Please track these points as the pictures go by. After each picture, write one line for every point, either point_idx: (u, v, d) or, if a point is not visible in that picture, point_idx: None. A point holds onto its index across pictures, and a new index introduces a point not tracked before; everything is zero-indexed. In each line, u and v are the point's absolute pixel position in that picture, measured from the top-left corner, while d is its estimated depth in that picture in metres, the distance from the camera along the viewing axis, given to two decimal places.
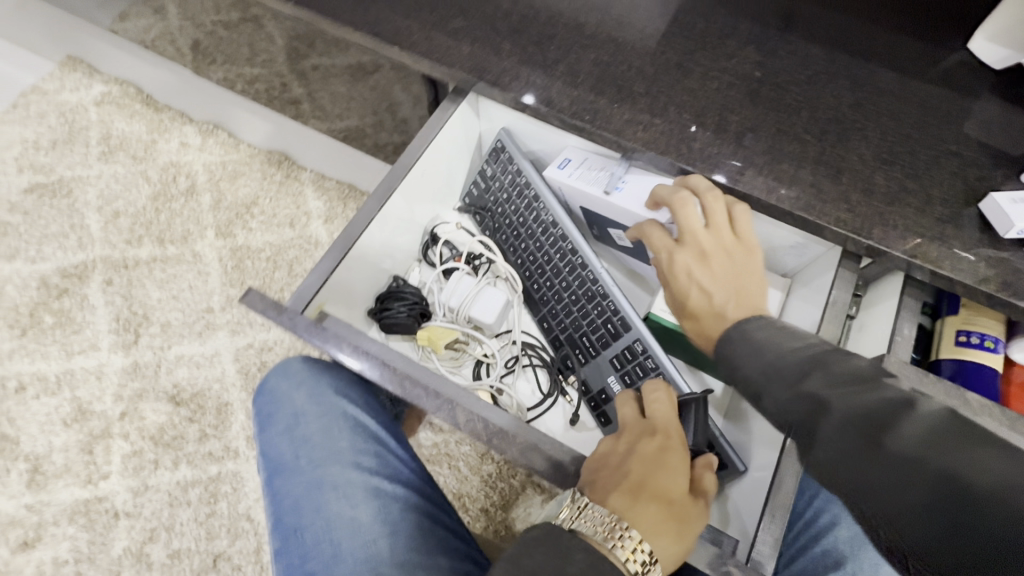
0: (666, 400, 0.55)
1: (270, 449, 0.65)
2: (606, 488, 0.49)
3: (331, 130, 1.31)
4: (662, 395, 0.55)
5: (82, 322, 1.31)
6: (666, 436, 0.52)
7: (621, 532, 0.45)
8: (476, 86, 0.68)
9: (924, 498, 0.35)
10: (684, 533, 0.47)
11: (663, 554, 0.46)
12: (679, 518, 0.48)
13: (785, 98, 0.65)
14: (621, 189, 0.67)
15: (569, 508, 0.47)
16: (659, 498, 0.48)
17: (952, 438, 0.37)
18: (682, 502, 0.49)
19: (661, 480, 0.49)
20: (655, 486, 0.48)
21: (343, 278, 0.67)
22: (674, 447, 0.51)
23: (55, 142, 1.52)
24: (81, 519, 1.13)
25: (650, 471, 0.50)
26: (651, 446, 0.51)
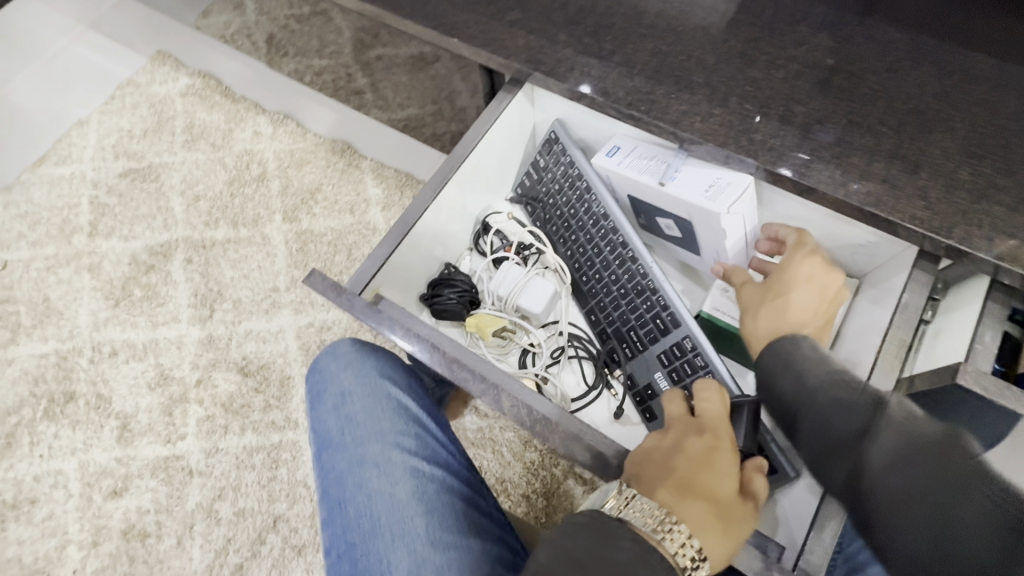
0: (717, 400, 0.55)
1: (318, 425, 0.67)
2: (654, 481, 0.49)
3: (392, 120, 1.35)
4: (713, 395, 0.55)
5: (165, 296, 1.44)
6: (716, 437, 0.52)
7: (671, 526, 0.45)
8: (531, 77, 0.68)
9: (975, 525, 0.44)
10: (730, 533, 0.46)
11: (710, 552, 0.46)
12: (727, 519, 0.47)
13: (860, 87, 0.61)
14: (675, 179, 0.66)
15: (616, 498, 0.47)
16: (707, 496, 0.47)
17: (976, 483, 0.45)
18: (729, 503, 0.48)
19: (709, 478, 0.48)
20: (703, 485, 0.48)
21: (397, 263, 0.70)
22: (723, 448, 0.51)
23: (146, 130, 1.67)
24: (161, 474, 1.25)
25: (698, 469, 0.49)
26: (700, 444, 0.51)
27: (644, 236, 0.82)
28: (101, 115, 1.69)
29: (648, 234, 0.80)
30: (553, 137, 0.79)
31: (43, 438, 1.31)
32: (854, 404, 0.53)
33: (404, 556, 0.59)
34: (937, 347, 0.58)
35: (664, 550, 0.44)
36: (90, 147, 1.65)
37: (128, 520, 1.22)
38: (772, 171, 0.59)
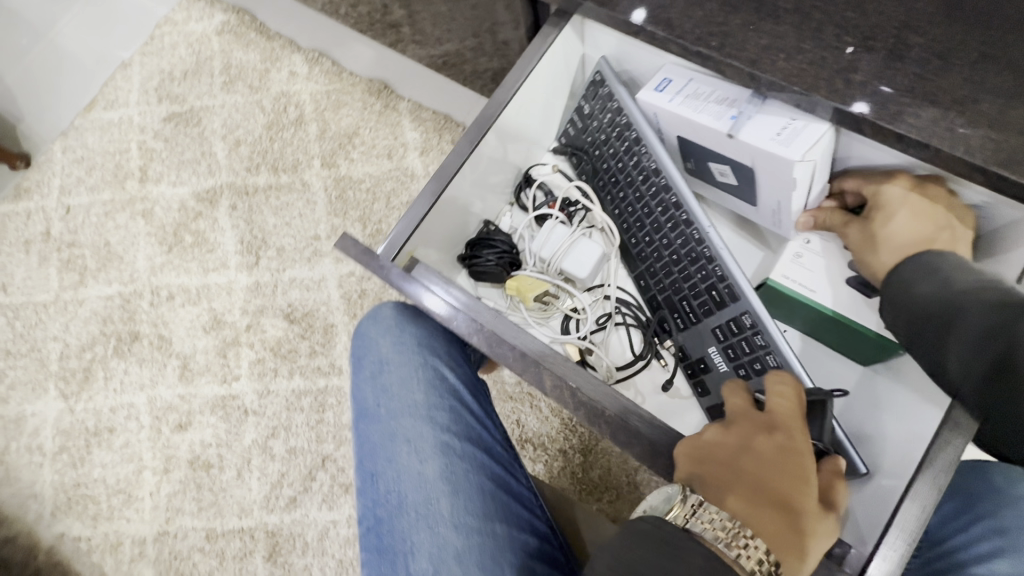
0: (789, 395, 0.49)
1: (355, 393, 0.66)
2: (720, 487, 0.45)
3: (431, 57, 1.25)
4: (784, 389, 0.50)
5: (214, 242, 1.47)
6: (789, 435, 0.47)
7: (745, 540, 0.41)
8: (581, 8, 0.59)
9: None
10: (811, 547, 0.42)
11: (790, 567, 0.42)
12: (806, 530, 0.43)
13: (999, 9, 0.48)
14: (741, 124, 0.56)
15: (680, 506, 0.43)
16: (782, 506, 0.43)
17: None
18: (809, 513, 0.43)
19: (784, 483, 0.44)
20: (776, 491, 0.44)
21: (431, 223, 0.65)
22: (798, 449, 0.46)
23: (186, 72, 1.64)
24: (220, 411, 1.34)
25: (771, 473, 0.45)
26: (771, 444, 0.46)
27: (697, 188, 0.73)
28: (143, 56, 1.67)
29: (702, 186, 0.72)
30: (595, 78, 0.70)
31: (115, 373, 1.41)
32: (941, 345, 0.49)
33: (428, 537, 0.59)
34: None
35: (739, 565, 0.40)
36: (135, 90, 1.65)
37: (193, 451, 1.32)
38: (871, 121, 0.49)
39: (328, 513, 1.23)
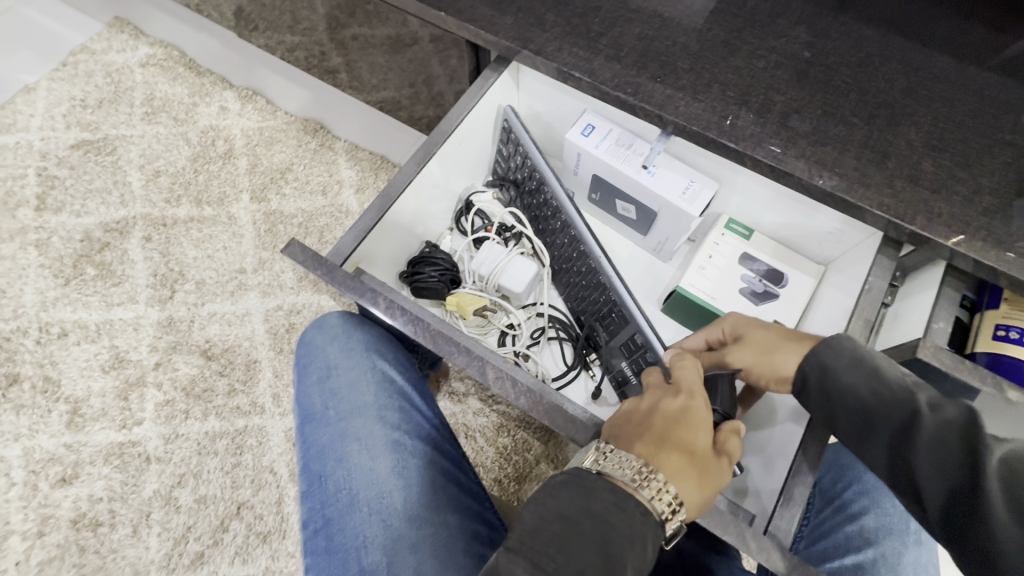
0: (693, 367, 0.56)
1: (302, 399, 0.66)
2: (631, 437, 0.50)
3: (368, 102, 1.31)
4: (693, 363, 0.56)
5: (122, 275, 1.36)
6: (691, 397, 0.53)
7: (649, 475, 0.46)
8: (519, 55, 0.69)
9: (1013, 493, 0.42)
10: (705, 484, 0.48)
11: (686, 498, 0.47)
12: (701, 469, 0.49)
13: (835, 79, 0.64)
14: (653, 172, 0.72)
15: (594, 453, 0.48)
16: (682, 449, 0.49)
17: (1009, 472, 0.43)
18: (704, 456, 0.50)
19: (685, 432, 0.50)
20: (678, 439, 0.50)
21: (379, 235, 0.69)
22: (697, 406, 0.52)
23: (101, 101, 1.57)
24: (115, 461, 1.19)
25: (674, 426, 0.50)
26: (676, 403, 0.52)
27: (603, 216, 0.87)
28: (52, 81, 1.58)
29: (600, 213, 0.86)
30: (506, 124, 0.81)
31: None
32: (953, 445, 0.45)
33: (380, 530, 0.58)
34: (899, 330, 0.62)
35: (646, 501, 0.45)
36: (38, 115, 1.54)
37: (78, 509, 1.16)
38: (750, 156, 0.61)
39: (241, 567, 1.12)
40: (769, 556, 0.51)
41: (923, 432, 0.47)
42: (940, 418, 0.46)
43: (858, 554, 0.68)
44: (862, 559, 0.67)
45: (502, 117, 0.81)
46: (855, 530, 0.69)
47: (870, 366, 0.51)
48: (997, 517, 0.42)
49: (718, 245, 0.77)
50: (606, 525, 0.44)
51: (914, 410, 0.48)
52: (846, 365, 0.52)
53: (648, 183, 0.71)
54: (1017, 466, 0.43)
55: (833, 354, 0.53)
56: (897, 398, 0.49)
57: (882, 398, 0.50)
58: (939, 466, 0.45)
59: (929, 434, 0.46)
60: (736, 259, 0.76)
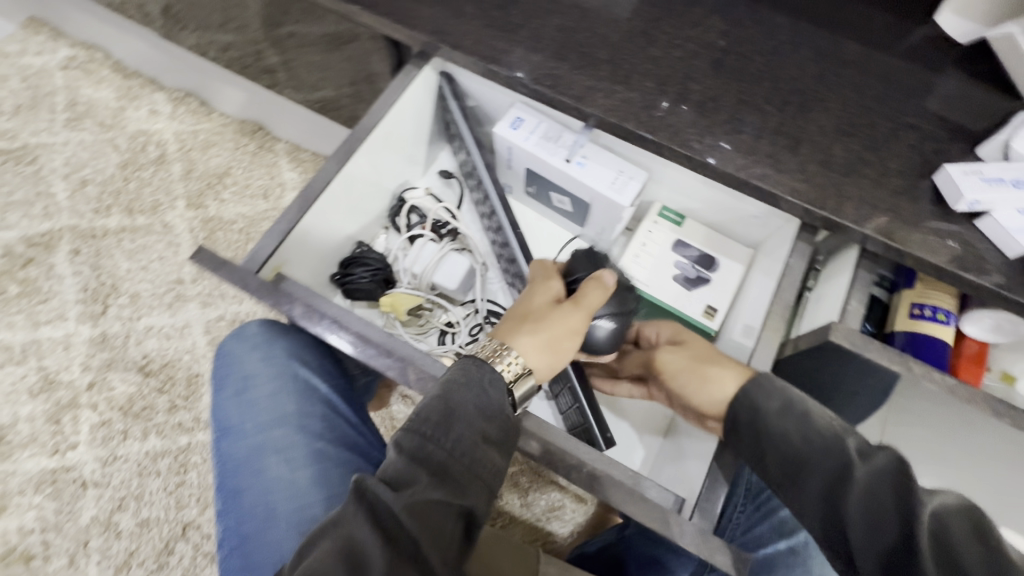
0: (539, 262, 0.63)
1: (220, 412, 0.63)
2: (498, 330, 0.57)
3: (307, 101, 1.27)
4: (535, 263, 0.64)
5: (48, 291, 1.29)
6: (537, 280, 0.60)
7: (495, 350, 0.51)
8: (438, 50, 0.67)
9: (953, 552, 0.42)
10: (544, 329, 0.53)
11: (528, 348, 0.51)
12: (542, 321, 0.53)
13: (749, 68, 0.64)
14: (581, 163, 0.71)
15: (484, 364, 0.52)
16: (524, 315, 0.55)
17: (947, 530, 0.43)
18: (545, 312, 0.55)
19: (527, 305, 0.56)
20: (522, 311, 0.56)
21: (302, 238, 0.66)
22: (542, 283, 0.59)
23: (19, 107, 1.47)
24: (48, 488, 1.13)
25: (521, 304, 0.57)
26: (528, 290, 0.59)
27: (541, 209, 0.86)
28: None
29: (537, 206, 0.86)
30: (442, 91, 0.77)
31: None
32: (884, 493, 0.45)
33: (297, 546, 0.55)
34: (818, 311, 0.63)
35: (498, 371, 0.49)
36: None
37: (8, 542, 1.09)
38: (668, 147, 0.61)
39: None
40: (695, 539, 0.52)
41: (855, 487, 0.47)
42: (875, 466, 0.47)
43: (793, 538, 0.70)
44: (796, 542, 0.70)
45: (438, 84, 0.76)
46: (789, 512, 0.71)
47: (799, 411, 0.53)
48: (926, 574, 0.41)
49: (651, 233, 0.77)
50: (435, 426, 0.46)
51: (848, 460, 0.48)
52: (776, 411, 0.53)
53: (578, 175, 0.71)
54: (954, 529, 0.43)
55: (764, 394, 0.54)
56: (833, 449, 0.50)
57: (806, 445, 0.51)
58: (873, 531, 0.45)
59: (870, 489, 0.46)
60: (670, 246, 0.77)
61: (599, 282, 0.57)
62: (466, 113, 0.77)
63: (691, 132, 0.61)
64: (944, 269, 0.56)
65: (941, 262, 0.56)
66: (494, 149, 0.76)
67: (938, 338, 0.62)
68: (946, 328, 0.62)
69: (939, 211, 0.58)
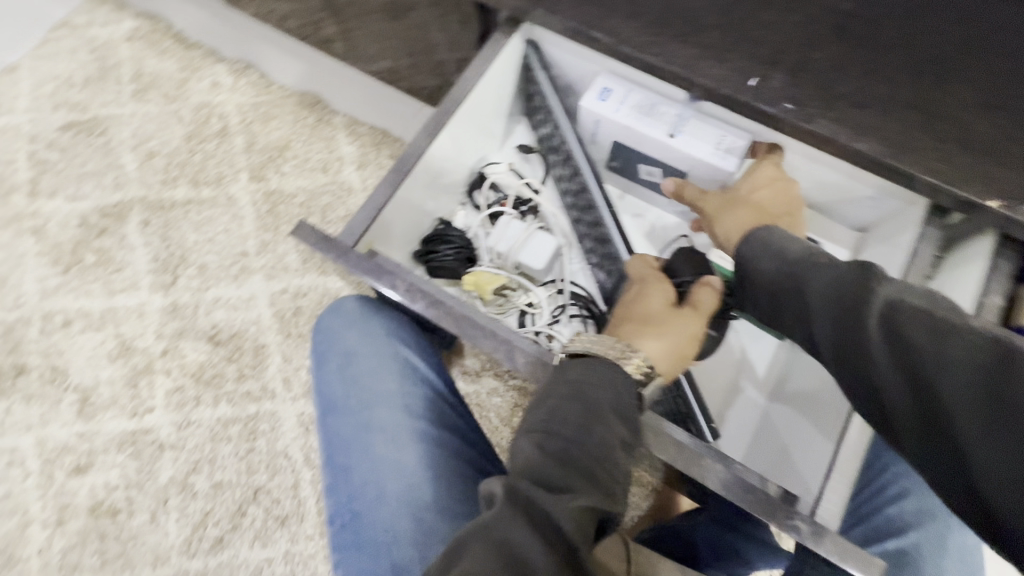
0: (641, 262, 0.62)
1: (322, 388, 0.63)
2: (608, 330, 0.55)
3: (368, 72, 1.25)
4: (636, 259, 0.62)
5: (122, 261, 1.33)
6: (642, 280, 0.59)
7: (626, 352, 0.50)
8: (532, 15, 0.63)
9: None
10: (667, 334, 0.53)
11: (656, 353, 0.51)
12: (661, 324, 0.53)
13: (879, 34, 0.58)
14: (683, 134, 0.67)
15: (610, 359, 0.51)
16: (639, 318, 0.54)
17: None
18: (662, 316, 0.54)
19: (639, 307, 0.56)
20: (636, 313, 0.55)
21: (391, 214, 0.65)
22: (648, 283, 0.58)
23: (88, 79, 1.50)
24: (129, 448, 1.19)
25: (630, 306, 0.56)
26: (632, 292, 0.59)
27: (625, 185, 0.83)
28: (35, 60, 1.52)
29: (622, 181, 0.82)
30: (527, 61, 0.74)
31: None
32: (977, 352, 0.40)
33: (410, 524, 0.56)
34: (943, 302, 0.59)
35: (628, 371, 0.48)
36: (24, 95, 1.48)
37: (95, 497, 1.16)
38: (788, 121, 0.56)
39: (261, 551, 1.13)
40: (823, 542, 0.49)
41: (812, 298, 0.49)
42: (834, 275, 0.48)
43: (899, 540, 0.67)
44: (904, 544, 0.67)
45: (523, 53, 0.73)
46: (892, 512, 0.68)
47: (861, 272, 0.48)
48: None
49: None
50: (575, 429, 0.45)
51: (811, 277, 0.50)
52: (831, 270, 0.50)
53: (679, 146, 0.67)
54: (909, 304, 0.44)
55: (763, 244, 0.56)
56: (805, 272, 0.51)
57: (785, 272, 0.53)
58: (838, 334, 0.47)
59: (818, 292, 0.49)
60: None
61: (708, 287, 0.57)
62: (553, 82, 0.74)
63: (814, 107, 0.56)
64: None
65: None
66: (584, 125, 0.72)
67: None
68: None
69: None
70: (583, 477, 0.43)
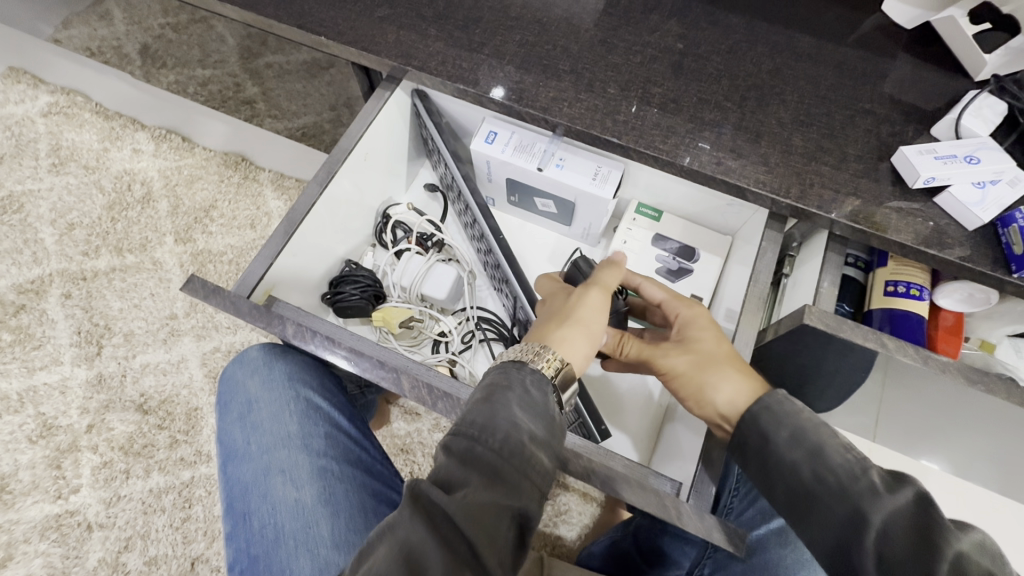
0: (547, 280, 0.68)
1: (223, 436, 0.64)
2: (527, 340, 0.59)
3: (289, 129, 1.29)
4: (545, 282, 0.68)
5: (42, 337, 1.29)
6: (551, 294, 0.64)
7: (539, 351, 0.52)
8: (405, 73, 0.69)
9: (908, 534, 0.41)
10: (572, 323, 0.56)
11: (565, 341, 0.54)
12: (566, 317, 0.57)
13: (707, 67, 0.67)
14: (559, 167, 0.72)
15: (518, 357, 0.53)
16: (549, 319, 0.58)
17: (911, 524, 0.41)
18: (565, 308, 0.58)
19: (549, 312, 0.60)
20: (546, 318, 0.59)
21: (289, 263, 0.68)
22: (555, 295, 0.63)
23: (3, 156, 1.49)
24: (53, 534, 1.13)
25: (542, 315, 0.60)
26: (543, 307, 0.63)
27: (521, 214, 0.88)
28: None
29: (518, 212, 0.88)
30: (416, 109, 0.79)
31: None
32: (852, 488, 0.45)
33: (307, 562, 0.57)
34: (796, 295, 0.65)
35: (540, 369, 0.50)
36: None
37: None
38: (637, 150, 0.63)
39: None
40: (695, 523, 0.54)
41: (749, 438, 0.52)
42: (891, 506, 0.42)
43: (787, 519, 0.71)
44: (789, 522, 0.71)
45: (411, 101, 0.78)
46: None
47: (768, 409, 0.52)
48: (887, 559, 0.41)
49: (630, 232, 0.79)
50: (480, 428, 0.45)
51: (859, 497, 0.44)
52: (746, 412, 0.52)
53: (556, 177, 0.72)
54: (976, 561, 0.39)
55: (774, 424, 0.50)
56: (846, 491, 0.45)
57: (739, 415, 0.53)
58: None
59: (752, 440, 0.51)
60: (649, 242, 0.78)
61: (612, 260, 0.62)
62: (441, 126, 0.79)
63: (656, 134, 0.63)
64: (907, 246, 0.58)
65: (904, 239, 0.58)
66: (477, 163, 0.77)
67: (914, 312, 0.63)
68: (920, 303, 0.63)
69: (899, 190, 0.60)
70: (485, 475, 0.43)
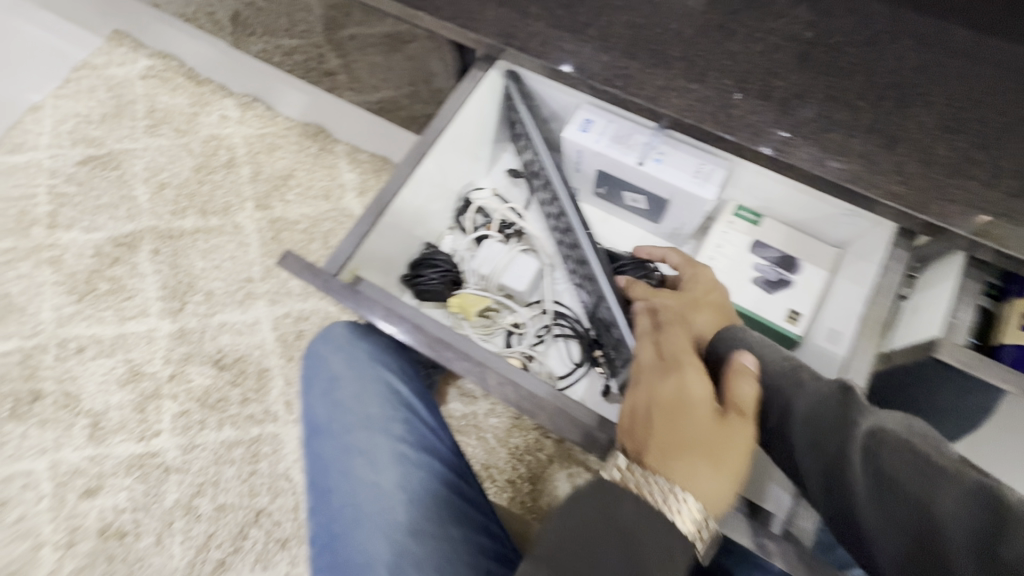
0: (675, 343, 0.53)
1: (308, 412, 0.66)
2: (642, 440, 0.48)
3: (368, 103, 1.29)
4: (672, 340, 0.53)
5: (133, 289, 1.38)
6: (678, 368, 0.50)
7: (677, 502, 0.44)
8: (503, 53, 0.66)
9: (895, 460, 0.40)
10: (719, 466, 0.45)
11: (706, 491, 0.44)
12: (710, 449, 0.45)
13: (839, 61, 0.60)
14: (657, 161, 0.68)
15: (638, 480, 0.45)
16: (685, 442, 0.46)
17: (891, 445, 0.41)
18: (711, 435, 0.46)
19: (683, 418, 0.47)
20: (678, 426, 0.47)
21: (375, 245, 0.68)
22: (687, 377, 0.49)
23: (105, 115, 1.58)
24: (137, 471, 1.22)
25: (668, 415, 0.48)
26: (664, 382, 0.50)
27: (606, 207, 0.85)
28: (56, 99, 1.60)
29: (602, 205, 0.84)
30: (508, 92, 0.76)
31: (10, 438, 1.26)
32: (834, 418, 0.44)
33: (383, 544, 0.58)
34: (918, 321, 0.58)
35: (685, 534, 0.43)
36: (46, 133, 1.56)
37: (104, 519, 1.19)
38: (752, 149, 0.58)
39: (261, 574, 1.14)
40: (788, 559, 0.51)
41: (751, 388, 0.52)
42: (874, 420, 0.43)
43: None
44: None
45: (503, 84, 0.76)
46: None
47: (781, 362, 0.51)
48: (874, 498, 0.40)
49: (726, 235, 0.74)
50: None
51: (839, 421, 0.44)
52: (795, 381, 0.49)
53: (654, 172, 0.68)
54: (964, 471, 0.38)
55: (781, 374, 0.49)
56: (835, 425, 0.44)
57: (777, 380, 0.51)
58: (884, 507, 0.39)
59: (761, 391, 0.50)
60: (746, 248, 0.73)
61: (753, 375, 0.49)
62: (532, 111, 0.76)
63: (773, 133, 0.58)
64: None
65: None
66: (567, 152, 0.74)
67: None
68: None
69: None
70: None
